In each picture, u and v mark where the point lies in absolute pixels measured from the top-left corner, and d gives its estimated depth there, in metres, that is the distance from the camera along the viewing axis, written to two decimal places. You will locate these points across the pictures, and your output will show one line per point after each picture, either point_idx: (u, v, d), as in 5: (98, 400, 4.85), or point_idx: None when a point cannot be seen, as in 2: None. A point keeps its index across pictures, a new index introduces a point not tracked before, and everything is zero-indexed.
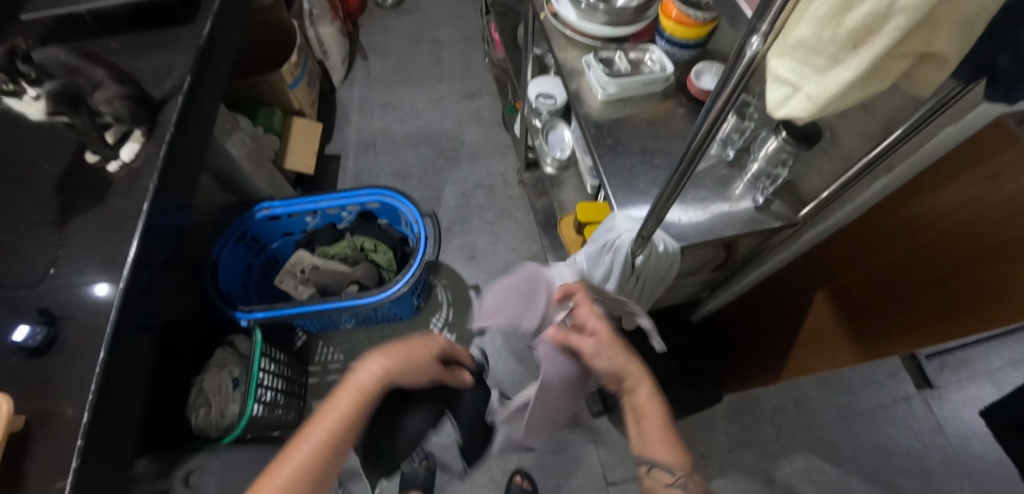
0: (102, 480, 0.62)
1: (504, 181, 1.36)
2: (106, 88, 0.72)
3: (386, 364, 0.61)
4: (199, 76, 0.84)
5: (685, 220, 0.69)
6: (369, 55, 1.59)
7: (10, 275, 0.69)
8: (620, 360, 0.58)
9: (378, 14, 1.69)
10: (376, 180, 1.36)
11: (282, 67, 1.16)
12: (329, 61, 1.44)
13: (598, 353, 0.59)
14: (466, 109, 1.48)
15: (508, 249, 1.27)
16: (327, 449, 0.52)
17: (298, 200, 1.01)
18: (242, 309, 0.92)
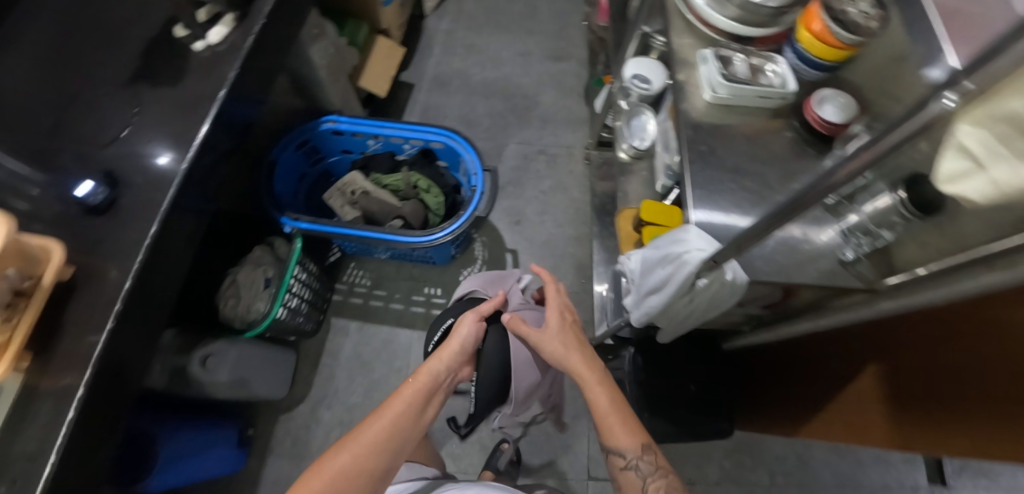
0: (133, 344, 0.65)
1: (569, 154, 1.31)
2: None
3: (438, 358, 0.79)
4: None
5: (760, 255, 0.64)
6: None
7: (84, 128, 0.71)
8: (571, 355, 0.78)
9: None
10: (442, 120, 1.33)
11: None
12: None
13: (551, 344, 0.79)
14: (550, 70, 1.41)
15: (555, 224, 1.24)
16: (387, 435, 0.69)
17: (365, 121, 0.99)
18: (288, 215, 0.94)
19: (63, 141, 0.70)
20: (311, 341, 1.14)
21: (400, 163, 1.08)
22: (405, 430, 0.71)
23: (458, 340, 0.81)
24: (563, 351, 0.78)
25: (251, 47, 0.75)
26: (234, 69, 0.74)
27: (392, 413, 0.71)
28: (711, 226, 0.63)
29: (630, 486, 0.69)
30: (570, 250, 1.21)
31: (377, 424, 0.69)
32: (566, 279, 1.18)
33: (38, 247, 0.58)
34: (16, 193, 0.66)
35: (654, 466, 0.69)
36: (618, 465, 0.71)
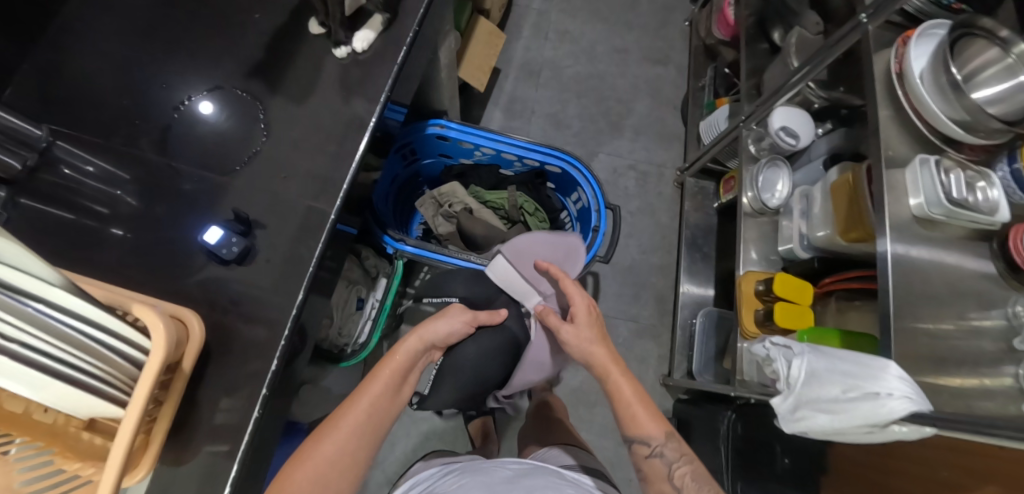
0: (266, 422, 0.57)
1: (660, 173, 1.24)
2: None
3: (416, 340, 0.68)
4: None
5: (952, 397, 0.61)
6: None
7: (203, 147, 0.58)
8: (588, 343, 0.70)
9: None
10: (531, 117, 1.22)
11: None
12: None
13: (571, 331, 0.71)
14: (648, 73, 1.30)
15: (639, 249, 1.19)
16: (371, 423, 0.59)
17: (480, 133, 0.89)
18: (392, 236, 0.86)
19: (178, 162, 0.58)
20: (380, 347, 1.08)
21: (504, 179, 0.99)
22: (384, 412, 0.61)
23: (441, 325, 0.71)
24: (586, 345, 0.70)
25: (404, 59, 0.63)
26: (385, 86, 0.61)
27: (371, 396, 0.60)
28: (909, 341, 0.62)
29: (657, 477, 0.62)
30: (653, 279, 1.18)
31: (356, 407, 0.59)
32: (646, 309, 1.16)
33: (173, 319, 0.47)
34: (131, 226, 0.56)
35: (680, 452, 0.62)
36: (641, 453, 0.63)
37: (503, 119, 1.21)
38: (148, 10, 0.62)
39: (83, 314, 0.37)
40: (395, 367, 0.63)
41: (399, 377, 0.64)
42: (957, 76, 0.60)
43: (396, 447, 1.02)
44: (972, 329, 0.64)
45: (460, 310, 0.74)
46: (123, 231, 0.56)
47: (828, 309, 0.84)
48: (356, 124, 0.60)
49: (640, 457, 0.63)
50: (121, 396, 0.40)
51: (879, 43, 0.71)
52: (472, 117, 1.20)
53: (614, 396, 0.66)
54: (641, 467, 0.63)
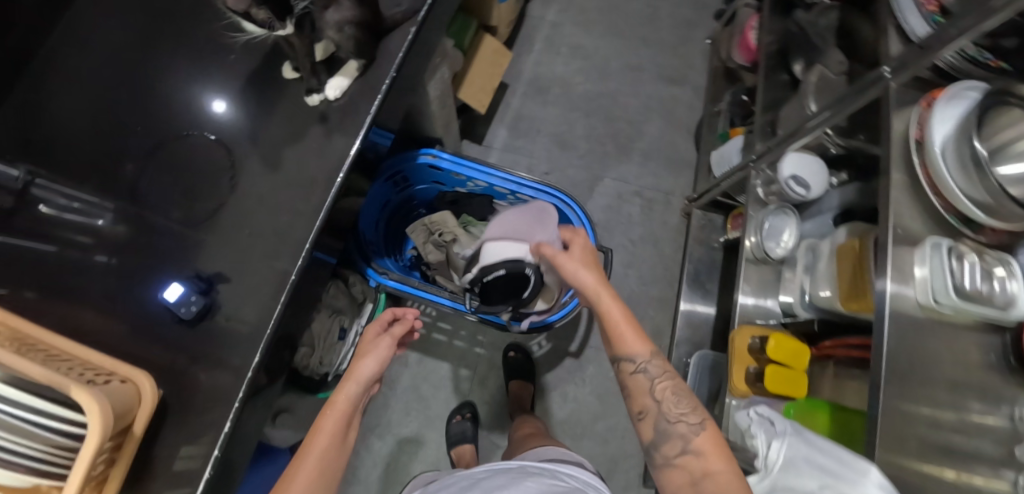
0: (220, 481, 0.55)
1: (667, 201, 1.20)
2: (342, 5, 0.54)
3: (349, 381, 0.65)
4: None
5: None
6: None
7: (172, 196, 0.59)
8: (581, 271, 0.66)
9: None
10: (535, 136, 1.20)
11: None
12: None
13: (568, 258, 0.67)
14: (662, 94, 1.25)
15: (639, 281, 1.15)
16: (321, 481, 0.57)
17: (472, 166, 0.86)
18: (377, 269, 0.85)
19: (162, 206, 0.58)
20: None
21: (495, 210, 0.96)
22: (335, 463, 0.59)
23: (376, 359, 0.69)
24: (580, 267, 0.66)
25: (380, 107, 0.60)
26: (356, 137, 0.59)
27: (318, 451, 0.58)
28: (904, 433, 0.57)
29: (639, 392, 0.59)
30: (652, 312, 1.14)
31: (306, 464, 0.57)
32: None
33: (125, 383, 0.47)
34: (115, 253, 0.56)
35: (664, 369, 0.59)
36: (627, 369, 0.59)
37: (507, 139, 1.19)
38: (123, 48, 0.61)
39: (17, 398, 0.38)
40: (340, 414, 0.61)
41: (346, 420, 0.62)
42: (982, 152, 0.53)
43: (377, 470, 1.02)
44: (976, 428, 0.58)
45: (388, 341, 0.71)
46: (107, 258, 0.56)
47: (826, 373, 0.79)
48: (326, 176, 0.58)
49: (625, 375, 0.60)
50: (61, 472, 0.41)
51: (901, 101, 0.64)
52: (476, 135, 1.19)
53: (603, 316, 0.62)
54: (626, 384, 0.59)
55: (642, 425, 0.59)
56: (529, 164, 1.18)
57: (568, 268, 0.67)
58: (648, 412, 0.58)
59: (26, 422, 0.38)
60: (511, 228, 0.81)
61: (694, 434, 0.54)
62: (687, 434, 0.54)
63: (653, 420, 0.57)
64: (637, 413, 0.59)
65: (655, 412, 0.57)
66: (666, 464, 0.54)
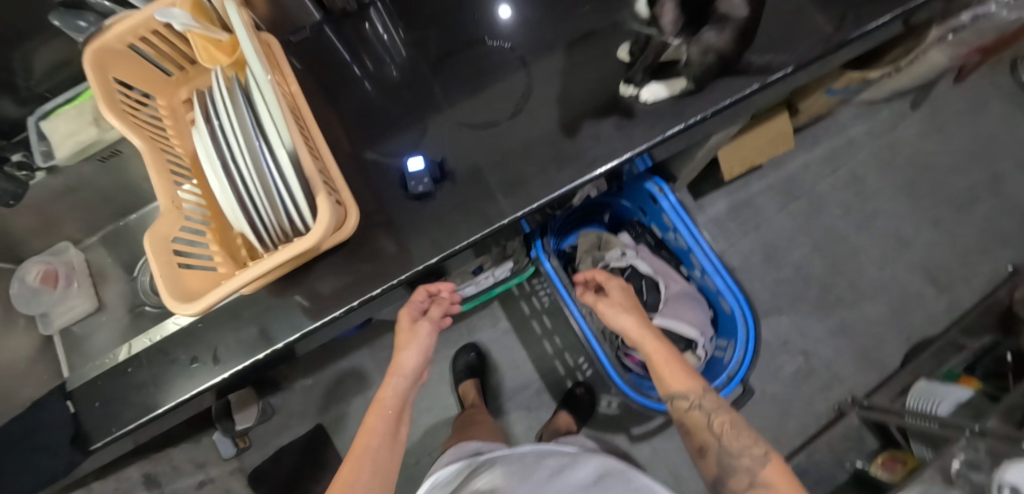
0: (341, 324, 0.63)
1: (828, 384, 1.04)
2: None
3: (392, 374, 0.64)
4: (799, 72, 0.59)
5: None
6: (912, 118, 1.15)
7: (458, 78, 0.64)
8: (621, 319, 0.64)
9: (983, 88, 1.17)
10: (749, 230, 1.10)
11: (846, 74, 0.83)
12: (877, 93, 1.05)
13: (607, 308, 0.66)
14: (910, 284, 1.07)
15: (739, 428, 1.03)
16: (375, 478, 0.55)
17: (687, 223, 0.80)
18: (543, 246, 0.86)
19: (450, 92, 0.64)
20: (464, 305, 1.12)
21: (669, 269, 0.91)
22: (388, 456, 0.57)
23: (415, 349, 0.65)
24: (613, 315, 0.64)
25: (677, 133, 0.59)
26: (642, 144, 0.59)
27: (388, 411, 0.61)
28: None
29: (697, 428, 0.56)
30: None
31: (358, 467, 0.54)
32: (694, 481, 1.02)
33: (339, 204, 0.53)
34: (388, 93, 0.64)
35: (718, 403, 0.56)
36: (683, 409, 0.57)
37: (721, 212, 1.11)
38: None
39: (284, 171, 0.44)
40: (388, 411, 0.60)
41: (395, 413, 0.61)
42: None
43: None
44: None
45: (428, 327, 0.66)
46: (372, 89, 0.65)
47: None
48: (591, 160, 0.59)
49: (682, 412, 0.58)
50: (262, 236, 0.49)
51: None
52: (697, 190, 1.12)
53: (648, 360, 0.61)
54: (683, 420, 0.58)
55: (703, 462, 0.56)
56: (724, 250, 1.10)
57: (607, 313, 0.65)
58: (708, 449, 0.55)
59: (275, 192, 0.45)
60: (692, 315, 0.85)
61: (759, 465, 0.50)
62: (750, 466, 0.51)
63: (715, 455, 0.54)
64: (698, 448, 0.57)
65: (716, 447, 0.54)
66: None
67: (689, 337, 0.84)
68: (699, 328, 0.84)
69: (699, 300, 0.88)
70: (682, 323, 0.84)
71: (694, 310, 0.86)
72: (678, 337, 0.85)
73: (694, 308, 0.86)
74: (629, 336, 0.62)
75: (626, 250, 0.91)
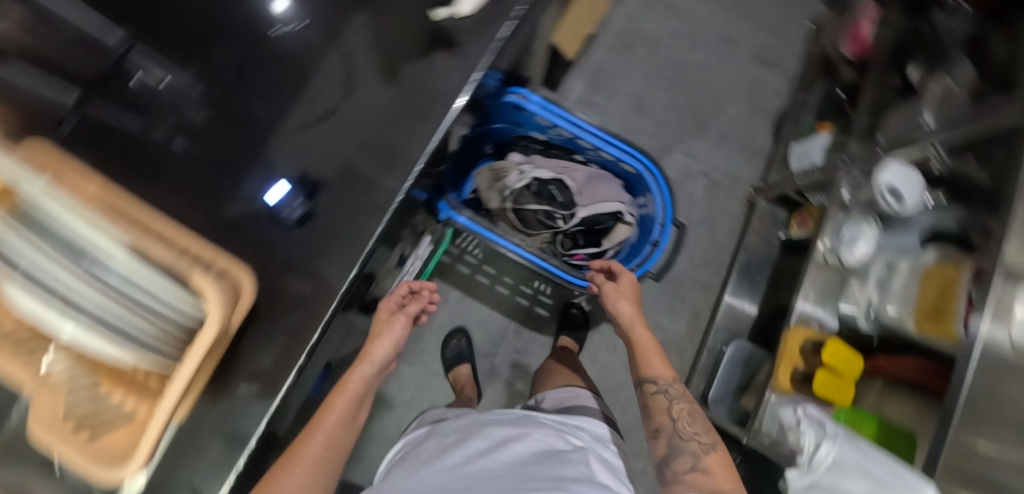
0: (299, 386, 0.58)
1: (732, 187, 1.17)
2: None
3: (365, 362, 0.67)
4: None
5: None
6: None
7: (274, 82, 0.58)
8: (624, 307, 0.74)
9: None
10: (613, 94, 1.16)
11: None
12: None
13: (615, 299, 0.74)
14: (751, 73, 1.20)
15: (688, 261, 1.14)
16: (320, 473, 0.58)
17: (560, 113, 0.83)
18: (449, 204, 0.83)
19: (273, 101, 0.58)
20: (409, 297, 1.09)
21: (567, 163, 0.92)
22: (338, 450, 0.61)
23: (389, 340, 0.71)
24: (625, 315, 0.73)
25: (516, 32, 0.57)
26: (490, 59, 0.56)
27: (328, 425, 0.61)
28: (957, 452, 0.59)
29: (657, 411, 0.64)
30: (693, 294, 1.14)
31: (309, 444, 0.59)
32: (676, 322, 1.13)
33: (224, 277, 0.47)
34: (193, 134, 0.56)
35: (683, 394, 0.65)
36: (650, 393, 0.65)
37: (583, 92, 1.15)
38: None
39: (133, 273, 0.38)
40: (350, 395, 0.63)
41: (354, 403, 0.64)
42: None
43: (403, 392, 1.05)
44: None
45: (404, 320, 0.73)
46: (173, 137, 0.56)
47: (871, 387, 0.80)
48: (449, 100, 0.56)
49: (647, 395, 0.66)
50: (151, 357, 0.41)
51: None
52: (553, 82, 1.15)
53: (632, 342, 0.71)
54: (647, 403, 0.65)
55: (655, 442, 0.63)
56: (602, 123, 1.15)
57: (611, 297, 0.76)
58: (663, 429, 0.63)
59: (138, 298, 0.39)
60: (604, 193, 0.89)
61: (704, 452, 0.59)
62: (697, 451, 0.59)
63: (669, 436, 0.62)
64: (654, 429, 0.64)
65: (671, 430, 0.62)
66: (677, 479, 0.58)
67: (611, 211, 0.88)
68: (616, 198, 0.89)
69: (607, 177, 0.92)
70: (601, 202, 0.88)
71: (605, 188, 0.90)
72: (603, 217, 0.89)
73: (603, 186, 0.90)
74: (623, 320, 0.73)
75: (522, 168, 0.92)
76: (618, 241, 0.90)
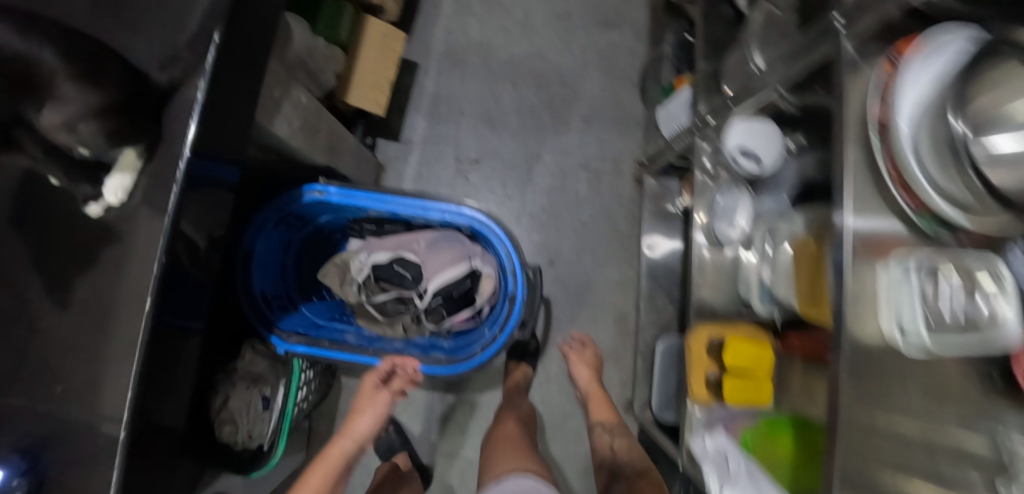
0: None
1: (616, 169, 1.06)
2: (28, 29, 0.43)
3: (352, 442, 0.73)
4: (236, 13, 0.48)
5: None
6: None
7: None
8: (585, 374, 0.93)
9: None
10: (458, 118, 1.05)
11: None
12: None
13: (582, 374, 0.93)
14: (597, 42, 1.11)
15: (595, 264, 1.04)
16: None
17: (364, 196, 0.74)
18: (282, 336, 0.75)
19: None
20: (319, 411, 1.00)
21: (406, 235, 0.84)
22: None
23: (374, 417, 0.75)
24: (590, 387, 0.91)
25: (188, 177, 0.47)
26: (161, 225, 0.46)
27: None
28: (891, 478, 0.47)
29: (602, 448, 0.83)
30: (611, 296, 1.04)
31: None
32: (603, 331, 1.04)
33: None
34: None
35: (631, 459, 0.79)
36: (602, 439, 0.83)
37: (427, 127, 1.05)
38: None
39: None
40: (329, 471, 0.69)
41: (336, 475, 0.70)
42: (963, 127, 0.34)
43: None
44: (952, 454, 0.42)
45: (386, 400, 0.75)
46: None
47: (795, 365, 0.69)
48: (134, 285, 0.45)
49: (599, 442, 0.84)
50: None
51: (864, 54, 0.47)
52: (391, 129, 1.04)
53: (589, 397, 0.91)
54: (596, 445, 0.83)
55: (597, 435, 0.84)
56: (457, 154, 1.05)
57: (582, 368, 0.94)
58: (606, 462, 0.81)
59: None
60: (447, 256, 0.80)
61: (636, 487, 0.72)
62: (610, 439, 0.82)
63: (607, 462, 0.80)
64: (597, 461, 0.83)
65: (610, 460, 0.80)
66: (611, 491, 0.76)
67: (462, 272, 0.79)
68: (463, 256, 0.80)
69: (448, 235, 0.82)
70: (448, 266, 0.79)
71: (450, 247, 0.81)
72: (455, 283, 0.80)
73: (447, 246, 0.81)
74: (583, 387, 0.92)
75: (361, 256, 0.84)
76: (489, 294, 0.83)
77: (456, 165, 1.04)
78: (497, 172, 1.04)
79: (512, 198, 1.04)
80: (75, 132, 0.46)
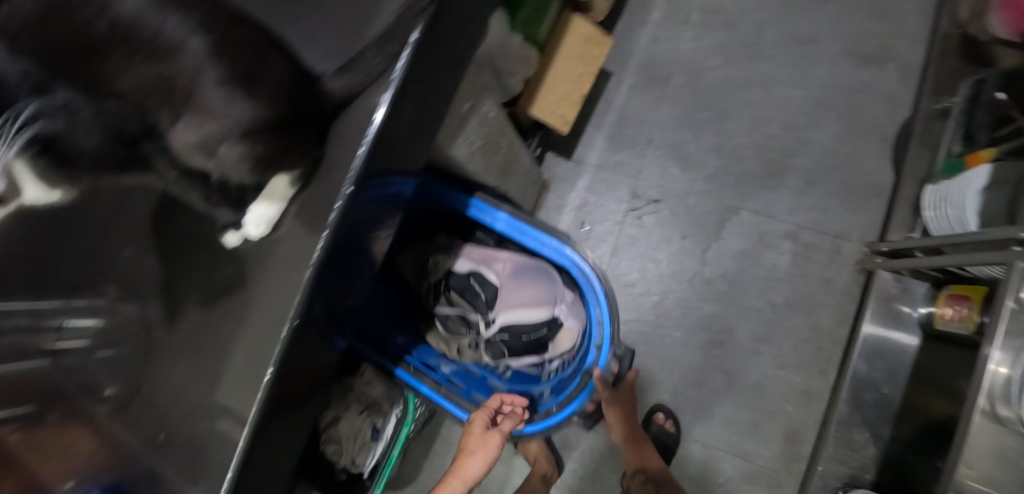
0: None
1: (835, 248, 0.83)
2: (182, 11, 0.35)
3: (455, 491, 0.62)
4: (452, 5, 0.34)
5: None
6: None
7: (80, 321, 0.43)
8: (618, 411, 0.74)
9: None
10: (646, 145, 0.90)
11: None
12: None
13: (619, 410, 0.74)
14: (844, 80, 0.87)
15: (777, 362, 0.82)
16: None
17: (491, 215, 0.60)
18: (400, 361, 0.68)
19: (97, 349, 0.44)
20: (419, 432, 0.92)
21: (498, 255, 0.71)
22: None
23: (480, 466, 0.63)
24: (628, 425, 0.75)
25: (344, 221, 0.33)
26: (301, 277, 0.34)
27: None
28: None
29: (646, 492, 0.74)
30: (790, 407, 0.81)
31: None
32: (769, 449, 0.81)
33: None
34: None
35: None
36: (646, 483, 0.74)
37: (604, 151, 0.91)
38: None
39: None
40: None
41: None
42: None
43: None
44: None
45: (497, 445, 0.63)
46: None
47: None
48: (263, 339, 0.35)
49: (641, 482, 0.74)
50: None
51: None
52: (564, 145, 0.92)
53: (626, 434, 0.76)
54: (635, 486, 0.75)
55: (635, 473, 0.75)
56: (634, 188, 0.89)
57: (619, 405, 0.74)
58: None
59: None
60: (533, 295, 0.67)
61: None
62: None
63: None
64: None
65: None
66: None
67: (542, 319, 0.68)
68: (550, 300, 0.68)
69: (540, 267, 0.68)
70: (530, 307, 0.67)
71: (536, 281, 0.68)
72: (532, 327, 0.68)
73: (530, 279, 0.68)
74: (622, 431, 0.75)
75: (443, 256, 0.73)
76: (566, 349, 0.70)
77: (629, 202, 0.89)
78: (679, 219, 0.88)
79: (689, 255, 0.86)
80: (212, 153, 0.40)
